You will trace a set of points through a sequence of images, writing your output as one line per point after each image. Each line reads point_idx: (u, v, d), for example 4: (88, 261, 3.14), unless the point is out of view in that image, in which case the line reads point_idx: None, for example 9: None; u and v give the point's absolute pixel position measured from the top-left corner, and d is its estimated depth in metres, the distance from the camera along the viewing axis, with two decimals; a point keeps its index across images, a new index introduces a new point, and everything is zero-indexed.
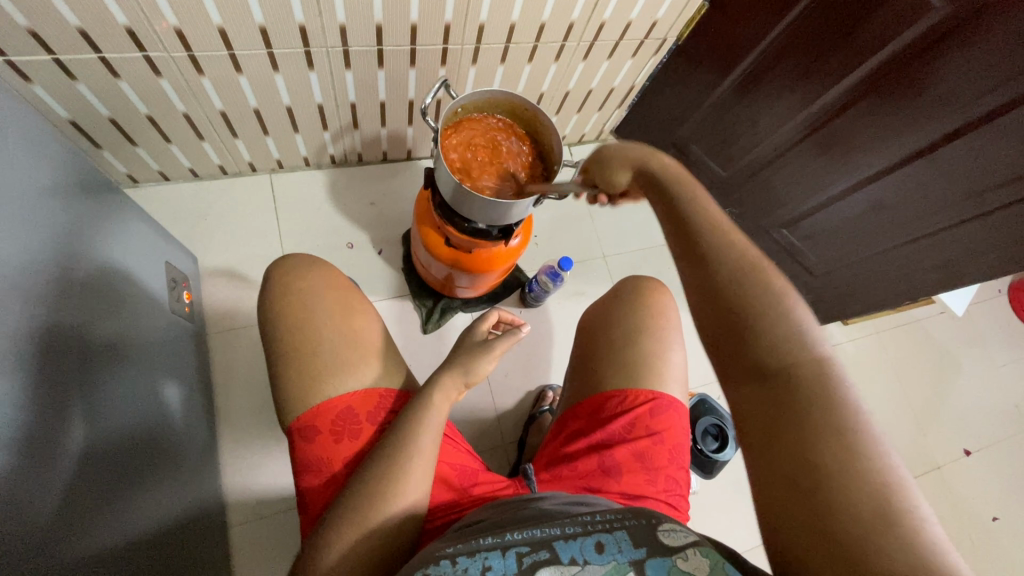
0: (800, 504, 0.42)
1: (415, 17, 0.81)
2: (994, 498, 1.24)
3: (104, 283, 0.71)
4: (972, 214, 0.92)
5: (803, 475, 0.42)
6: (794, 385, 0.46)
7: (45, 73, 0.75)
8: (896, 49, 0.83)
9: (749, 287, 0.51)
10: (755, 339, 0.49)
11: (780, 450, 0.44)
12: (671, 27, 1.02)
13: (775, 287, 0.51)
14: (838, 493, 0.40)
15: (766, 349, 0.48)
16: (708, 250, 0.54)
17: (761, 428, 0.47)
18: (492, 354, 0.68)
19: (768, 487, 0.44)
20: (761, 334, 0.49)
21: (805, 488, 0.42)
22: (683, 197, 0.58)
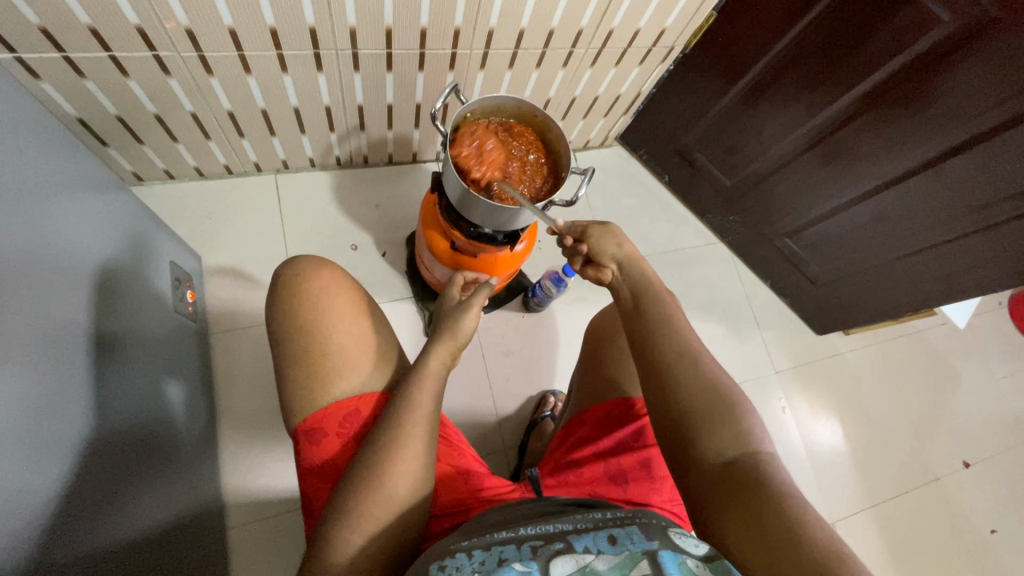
0: (765, 553, 0.44)
1: (425, 21, 0.81)
2: (993, 510, 1.24)
3: (109, 280, 0.71)
4: (977, 227, 0.92)
5: (758, 527, 0.45)
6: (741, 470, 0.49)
7: (55, 71, 0.75)
8: (904, 62, 0.84)
9: (705, 397, 0.54)
10: (711, 439, 0.52)
11: (735, 510, 0.47)
12: (680, 35, 1.02)
13: (726, 394, 0.54)
14: (789, 534, 0.44)
15: (722, 437, 0.52)
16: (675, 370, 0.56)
17: (719, 503, 0.49)
18: (471, 308, 0.69)
19: (734, 539, 0.47)
20: (718, 430, 0.52)
21: (756, 530, 0.45)
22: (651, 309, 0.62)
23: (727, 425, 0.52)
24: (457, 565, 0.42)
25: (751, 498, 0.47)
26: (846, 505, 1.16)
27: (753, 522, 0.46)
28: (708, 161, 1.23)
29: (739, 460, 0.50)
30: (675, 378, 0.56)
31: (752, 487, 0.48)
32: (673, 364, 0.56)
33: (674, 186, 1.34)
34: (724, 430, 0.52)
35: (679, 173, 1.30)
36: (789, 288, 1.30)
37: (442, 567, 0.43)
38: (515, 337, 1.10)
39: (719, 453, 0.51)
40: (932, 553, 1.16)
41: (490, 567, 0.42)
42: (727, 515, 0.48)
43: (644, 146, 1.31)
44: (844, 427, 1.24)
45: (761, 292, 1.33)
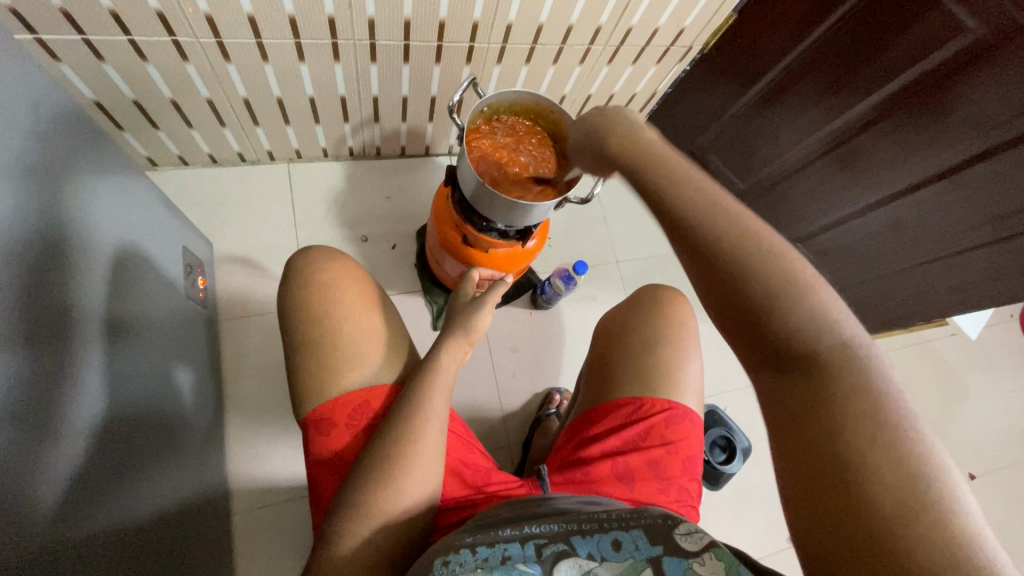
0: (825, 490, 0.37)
1: (444, 13, 0.80)
2: (996, 523, 1.24)
3: (122, 263, 0.71)
4: (992, 239, 0.91)
5: (826, 461, 0.38)
6: (810, 376, 0.40)
7: (75, 53, 0.75)
8: (925, 69, 0.83)
9: (764, 276, 0.41)
10: (772, 334, 0.41)
11: (800, 434, 0.39)
12: (699, 34, 1.01)
13: (785, 275, 0.41)
14: (864, 465, 0.36)
15: (786, 338, 0.40)
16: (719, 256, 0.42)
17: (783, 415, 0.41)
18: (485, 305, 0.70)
19: (799, 463, 0.39)
20: (783, 321, 0.40)
21: (825, 461, 0.38)
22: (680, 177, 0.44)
23: (791, 316, 0.40)
24: (461, 561, 0.42)
25: (821, 411, 0.39)
26: None
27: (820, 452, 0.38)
28: (722, 162, 1.22)
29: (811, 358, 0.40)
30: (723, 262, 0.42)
31: (826, 399, 0.39)
32: (727, 245, 0.42)
33: None
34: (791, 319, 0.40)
35: None
36: None
37: (446, 563, 0.42)
38: (522, 334, 1.10)
39: (784, 349, 0.41)
40: None
41: (494, 564, 0.42)
42: (794, 438, 0.40)
43: None
44: None
45: None
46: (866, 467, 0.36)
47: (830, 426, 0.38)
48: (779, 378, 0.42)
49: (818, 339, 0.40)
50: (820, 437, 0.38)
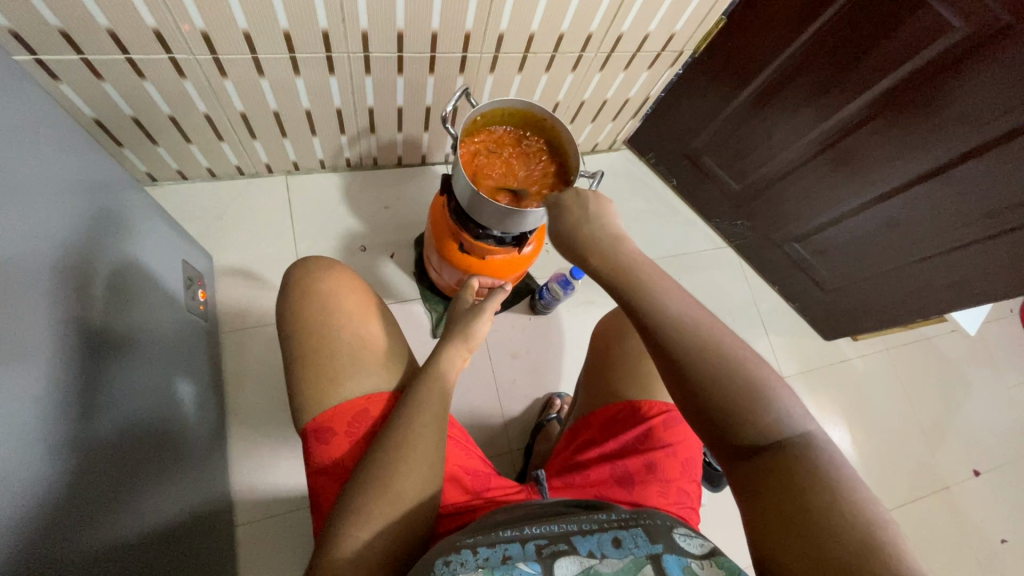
0: (802, 552, 0.40)
1: (436, 24, 0.82)
2: (1003, 520, 1.23)
3: (123, 278, 0.72)
4: (987, 234, 0.92)
5: (802, 535, 0.40)
6: (783, 462, 0.43)
7: (74, 72, 0.76)
8: (913, 68, 0.84)
9: (725, 372, 0.46)
10: (739, 427, 0.45)
11: (777, 516, 0.42)
12: (689, 39, 1.02)
13: (746, 368, 0.46)
14: (832, 531, 0.39)
15: (753, 431, 0.44)
16: (686, 362, 0.47)
17: (758, 499, 0.43)
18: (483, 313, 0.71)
19: (778, 544, 0.41)
20: (748, 419, 0.44)
21: (804, 534, 0.40)
22: (644, 289, 0.50)
23: (754, 406, 0.45)
24: (462, 561, 0.42)
25: (794, 494, 0.42)
26: None
27: (795, 527, 0.41)
28: (717, 165, 1.22)
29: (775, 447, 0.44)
30: (691, 371, 0.46)
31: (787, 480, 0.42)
32: (690, 343, 0.47)
33: (682, 190, 1.34)
34: (754, 419, 0.44)
35: (687, 177, 1.30)
36: (798, 294, 1.30)
37: (447, 563, 0.42)
38: (522, 340, 1.10)
39: (751, 441, 0.44)
40: (940, 562, 1.15)
41: (494, 564, 0.42)
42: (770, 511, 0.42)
43: (653, 150, 1.31)
44: (852, 434, 1.24)
45: (769, 297, 1.33)
46: (837, 538, 0.39)
47: (799, 498, 0.41)
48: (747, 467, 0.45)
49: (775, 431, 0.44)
50: (795, 510, 0.41)
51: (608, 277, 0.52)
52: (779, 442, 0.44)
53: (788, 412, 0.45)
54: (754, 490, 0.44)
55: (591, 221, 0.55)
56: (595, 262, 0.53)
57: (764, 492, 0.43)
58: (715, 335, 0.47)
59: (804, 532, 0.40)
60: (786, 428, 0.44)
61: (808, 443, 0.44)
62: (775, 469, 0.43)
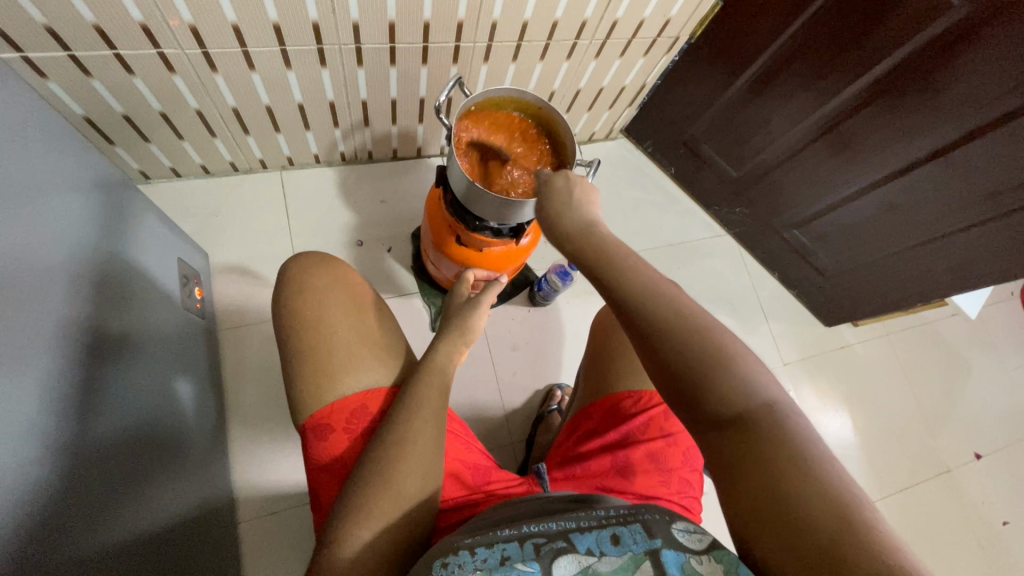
0: (769, 514, 0.39)
1: (427, 14, 0.80)
2: (1004, 502, 1.23)
3: (118, 277, 0.71)
4: (988, 216, 0.91)
5: (772, 499, 0.40)
6: (752, 427, 0.43)
7: (62, 69, 0.75)
8: (911, 49, 0.83)
9: (696, 347, 0.46)
10: (709, 397, 0.45)
11: (747, 482, 0.41)
12: (685, 24, 1.00)
13: (715, 341, 0.47)
14: (797, 491, 0.39)
15: (721, 399, 0.44)
16: (659, 334, 0.47)
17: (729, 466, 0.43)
18: (480, 307, 0.70)
19: (747, 509, 0.41)
20: (717, 388, 0.45)
21: (773, 494, 0.40)
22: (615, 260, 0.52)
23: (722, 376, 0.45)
24: (460, 563, 0.42)
25: (763, 460, 0.41)
26: None
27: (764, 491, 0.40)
28: (714, 152, 1.21)
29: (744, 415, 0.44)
30: (659, 342, 0.47)
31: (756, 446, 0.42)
32: (658, 317, 0.48)
33: (679, 178, 1.33)
34: (723, 387, 0.45)
35: (685, 165, 1.29)
36: (798, 280, 1.29)
37: (444, 565, 0.42)
38: (522, 332, 1.10)
39: (719, 411, 0.45)
40: (941, 545, 1.15)
41: (493, 566, 0.42)
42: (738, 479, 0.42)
43: (650, 138, 1.30)
44: (854, 419, 1.24)
45: (769, 284, 1.32)
46: (804, 500, 0.39)
47: (768, 463, 0.41)
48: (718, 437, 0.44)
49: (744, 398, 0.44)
50: (763, 475, 0.41)
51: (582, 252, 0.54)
52: (746, 413, 0.44)
53: (756, 379, 0.45)
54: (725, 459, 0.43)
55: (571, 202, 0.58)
56: (578, 245, 0.55)
57: (735, 458, 0.43)
58: (681, 308, 0.48)
59: (772, 506, 0.40)
60: (751, 398, 0.44)
61: (775, 412, 0.43)
62: (743, 436, 0.43)
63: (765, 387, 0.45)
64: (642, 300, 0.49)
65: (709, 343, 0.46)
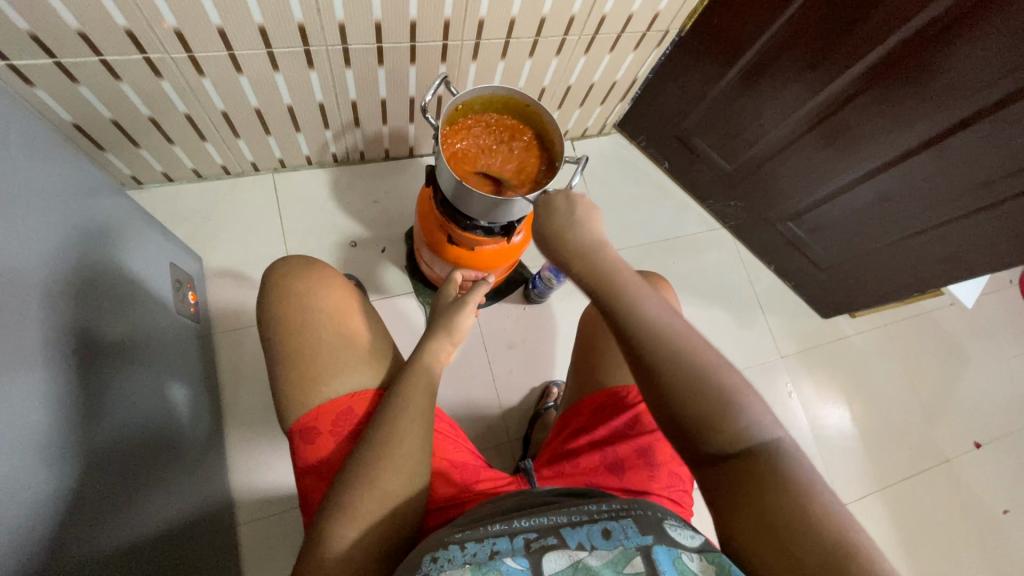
0: (769, 544, 0.43)
1: (414, 13, 0.80)
2: (1004, 490, 1.23)
3: (110, 283, 0.71)
4: (984, 204, 0.90)
5: (773, 534, 0.43)
6: (753, 464, 0.45)
7: (48, 76, 0.75)
8: (902, 39, 0.82)
9: (699, 387, 0.47)
10: (711, 435, 0.46)
11: (747, 516, 0.44)
12: (674, 18, 1.00)
13: (717, 380, 0.47)
14: (797, 527, 0.42)
15: (723, 437, 0.46)
16: (664, 373, 0.48)
17: (730, 501, 0.46)
18: (466, 305, 0.70)
19: (751, 545, 0.44)
20: (716, 424, 0.46)
21: (772, 532, 0.43)
22: (623, 293, 0.52)
23: (724, 415, 0.46)
24: (449, 557, 0.42)
25: (764, 499, 0.44)
26: (853, 489, 1.16)
27: (764, 527, 0.43)
28: (708, 145, 1.21)
29: (745, 453, 0.46)
30: (662, 382, 0.48)
31: (758, 485, 0.45)
32: (659, 355, 0.48)
33: (673, 173, 1.33)
34: (724, 424, 0.46)
35: (678, 158, 1.29)
36: (794, 273, 1.29)
37: (434, 559, 0.42)
38: (517, 329, 1.10)
39: (718, 448, 0.47)
40: (940, 534, 1.15)
41: (482, 560, 0.42)
42: (736, 514, 0.45)
43: (643, 133, 1.30)
44: (852, 410, 1.23)
45: (765, 276, 1.32)
46: (807, 536, 0.42)
47: (767, 499, 0.44)
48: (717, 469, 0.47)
49: (746, 437, 0.46)
50: (762, 511, 0.44)
51: (587, 281, 0.54)
52: (745, 449, 0.46)
53: (756, 417, 0.47)
54: (724, 493, 0.46)
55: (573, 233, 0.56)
56: (583, 271, 0.54)
57: (737, 493, 0.45)
58: (685, 346, 0.48)
59: (776, 543, 0.42)
60: (752, 434, 0.46)
61: (774, 450, 0.46)
62: (745, 474, 0.45)
63: (762, 424, 0.47)
64: (643, 340, 0.49)
65: (708, 379, 0.47)
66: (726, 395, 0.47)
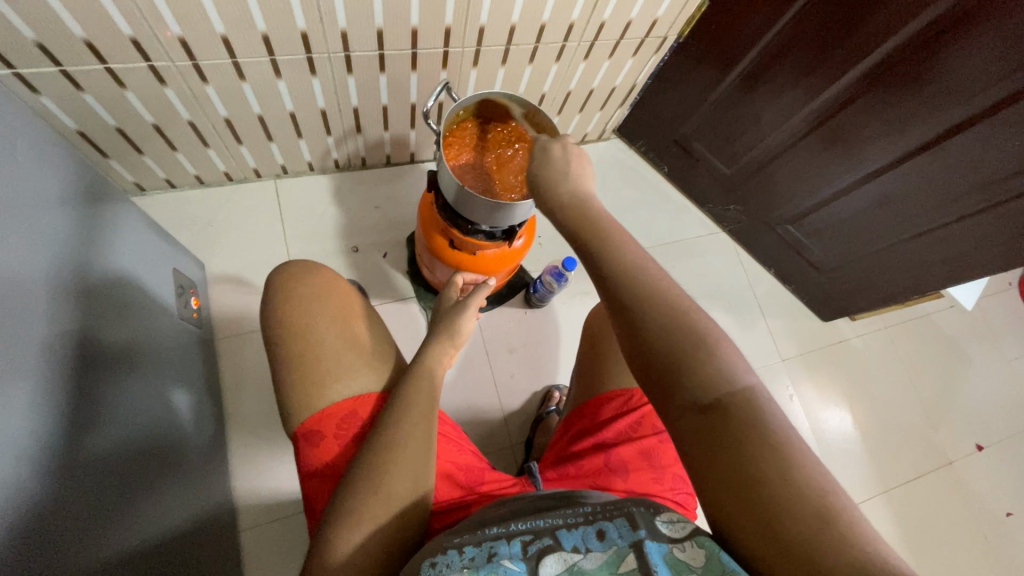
0: (740, 498, 0.40)
1: (415, 20, 0.81)
2: (1007, 494, 1.23)
3: (113, 288, 0.72)
4: (982, 206, 0.91)
5: (745, 485, 0.40)
6: (728, 413, 0.42)
7: (54, 84, 0.76)
8: (898, 42, 0.83)
9: (676, 334, 0.45)
10: (686, 382, 0.44)
11: (718, 465, 0.41)
12: (672, 24, 1.01)
13: (696, 327, 0.46)
14: (773, 480, 0.39)
15: (698, 384, 0.43)
16: (644, 314, 0.47)
17: (702, 451, 0.42)
18: (468, 308, 0.71)
19: (720, 496, 0.41)
20: (693, 372, 0.44)
21: (742, 484, 0.40)
22: (605, 237, 0.52)
23: (701, 362, 0.44)
24: (448, 562, 0.42)
25: (737, 449, 0.41)
26: (855, 493, 1.15)
27: (738, 479, 0.40)
28: (707, 150, 1.22)
29: (720, 402, 0.42)
30: (640, 319, 0.47)
31: (733, 435, 0.41)
32: (636, 296, 0.48)
33: (673, 177, 1.34)
34: (698, 370, 0.44)
35: (678, 163, 1.30)
36: (794, 276, 1.29)
37: (433, 564, 0.42)
38: (518, 334, 1.10)
39: (694, 395, 0.44)
40: (944, 537, 1.15)
41: (480, 563, 0.42)
42: (706, 464, 0.42)
43: (643, 138, 1.31)
44: (854, 413, 1.23)
45: (765, 280, 1.33)
46: (779, 489, 0.39)
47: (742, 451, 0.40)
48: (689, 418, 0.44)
49: (725, 385, 0.43)
50: (737, 462, 0.40)
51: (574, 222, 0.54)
52: (722, 396, 0.43)
53: (734, 367, 0.44)
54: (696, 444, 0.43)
55: (565, 181, 0.58)
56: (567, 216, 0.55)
57: (709, 443, 0.42)
58: (661, 288, 0.48)
59: (749, 493, 0.39)
60: (727, 381, 0.43)
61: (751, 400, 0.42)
62: (721, 422, 0.42)
63: (741, 373, 0.44)
64: (621, 279, 0.49)
65: (686, 327, 0.46)
66: (704, 344, 0.45)
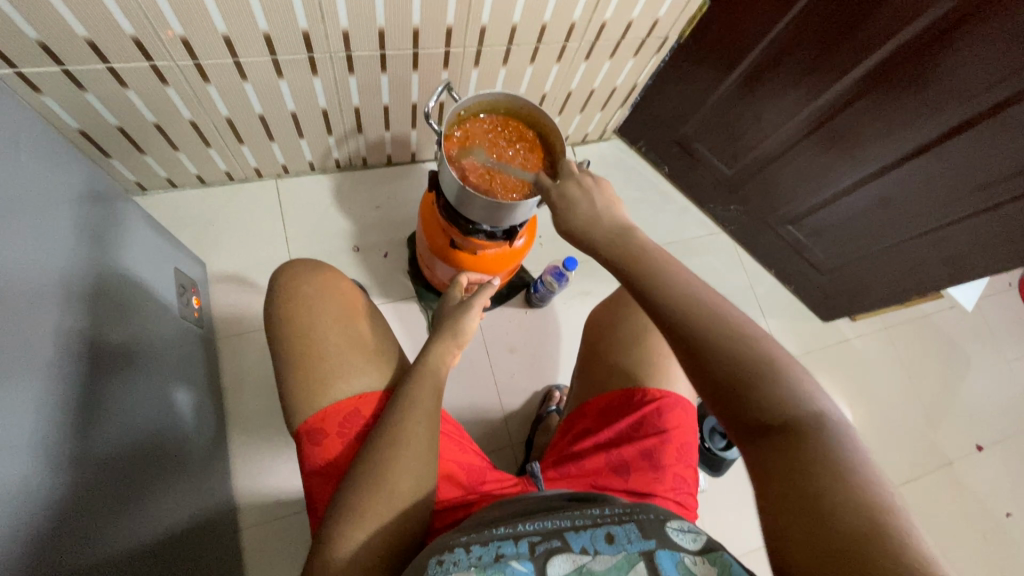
0: (800, 514, 0.39)
1: (416, 20, 0.81)
2: (1006, 494, 1.23)
3: (115, 287, 0.72)
4: (983, 207, 0.91)
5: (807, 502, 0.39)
6: (796, 436, 0.42)
7: (56, 84, 0.76)
8: (899, 44, 0.83)
9: (738, 353, 0.45)
10: (751, 401, 0.43)
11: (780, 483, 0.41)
12: (672, 25, 1.01)
13: (760, 348, 0.45)
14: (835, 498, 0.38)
15: (763, 403, 0.43)
16: (694, 334, 0.46)
17: (768, 470, 0.42)
18: (472, 309, 0.71)
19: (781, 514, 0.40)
20: (758, 389, 0.44)
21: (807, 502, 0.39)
22: (651, 257, 0.51)
23: (763, 381, 0.44)
24: (455, 560, 0.42)
25: (803, 469, 0.40)
26: None
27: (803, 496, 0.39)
28: (707, 150, 1.22)
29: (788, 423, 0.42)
30: (696, 340, 0.46)
31: (801, 454, 0.41)
32: (688, 315, 0.46)
33: (674, 177, 1.34)
34: (764, 389, 0.43)
35: (678, 163, 1.30)
36: (794, 276, 1.30)
37: (440, 562, 0.42)
38: (519, 333, 1.10)
39: (759, 414, 0.43)
40: (944, 538, 1.15)
41: (487, 562, 0.42)
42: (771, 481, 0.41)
43: (643, 138, 1.31)
44: (854, 413, 1.24)
45: (765, 280, 1.33)
46: (841, 506, 0.38)
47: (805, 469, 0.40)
48: (755, 440, 0.43)
49: (790, 407, 0.43)
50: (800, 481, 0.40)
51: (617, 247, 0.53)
52: (792, 418, 0.43)
53: (803, 389, 0.44)
54: (764, 462, 0.42)
55: (598, 211, 0.57)
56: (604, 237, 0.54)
57: (778, 462, 0.41)
58: (722, 308, 0.47)
59: (808, 509, 0.39)
60: (798, 406, 0.43)
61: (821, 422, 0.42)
62: (789, 443, 0.42)
63: (811, 396, 0.44)
64: (664, 298, 0.48)
65: (749, 343, 0.45)
66: (770, 363, 0.44)
